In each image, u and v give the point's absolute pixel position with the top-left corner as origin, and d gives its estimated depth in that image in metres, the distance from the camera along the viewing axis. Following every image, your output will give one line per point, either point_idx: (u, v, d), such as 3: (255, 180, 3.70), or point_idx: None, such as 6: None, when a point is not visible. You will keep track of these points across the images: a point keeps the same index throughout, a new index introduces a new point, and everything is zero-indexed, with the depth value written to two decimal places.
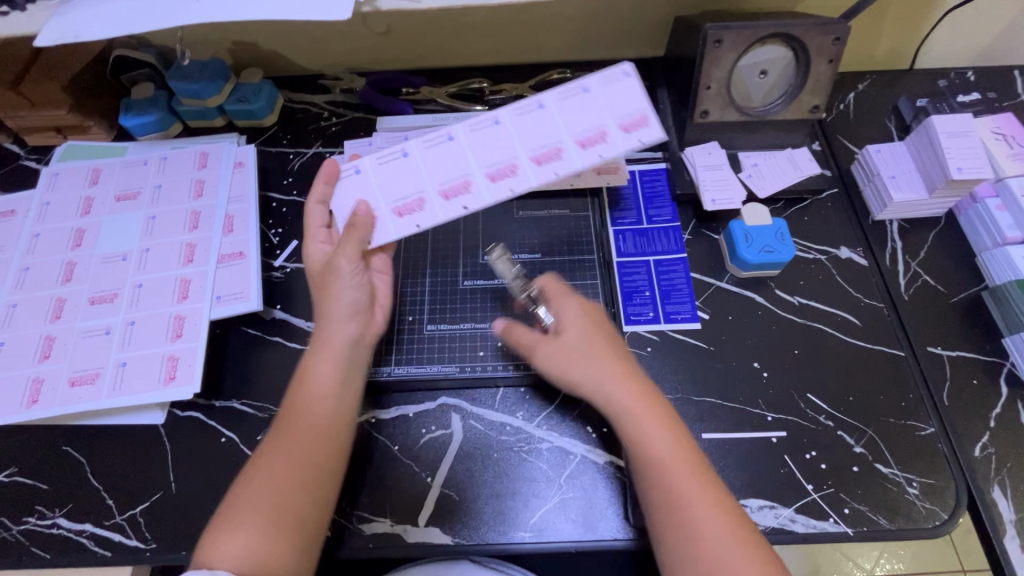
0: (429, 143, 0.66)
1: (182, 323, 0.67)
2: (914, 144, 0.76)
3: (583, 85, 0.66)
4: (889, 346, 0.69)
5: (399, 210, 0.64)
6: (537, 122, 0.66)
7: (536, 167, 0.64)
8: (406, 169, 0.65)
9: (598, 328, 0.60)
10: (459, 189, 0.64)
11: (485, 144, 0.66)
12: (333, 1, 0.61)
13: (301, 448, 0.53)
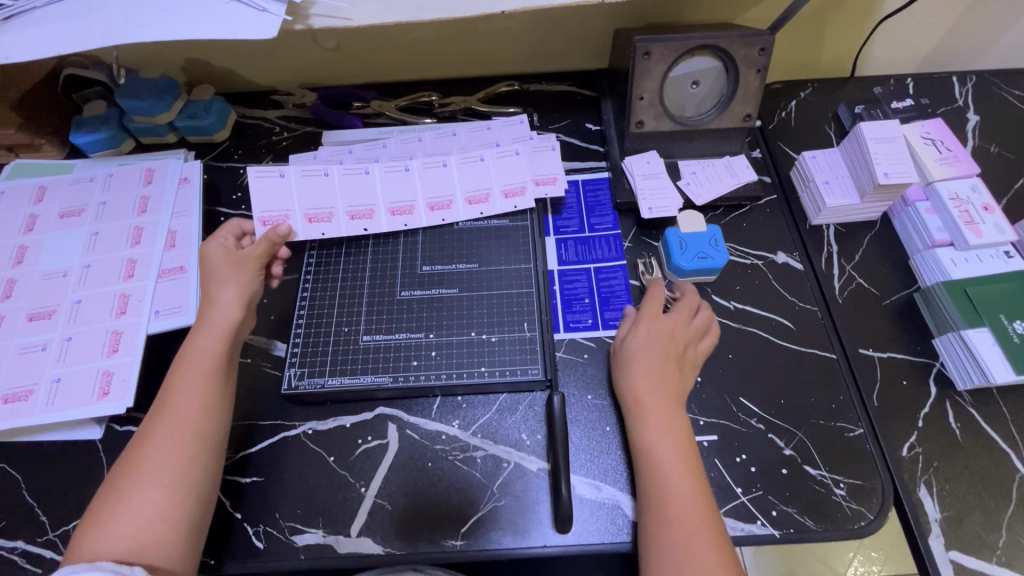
0: (349, 171, 0.74)
1: (119, 338, 0.67)
2: (846, 150, 0.78)
3: (481, 155, 0.77)
4: (823, 349, 0.70)
5: (310, 217, 0.72)
6: (437, 178, 0.75)
7: (428, 213, 0.75)
8: (327, 187, 0.73)
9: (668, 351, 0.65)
10: (364, 214, 0.74)
11: (395, 184, 0.75)
12: (260, 21, 0.62)
13: (195, 419, 0.58)
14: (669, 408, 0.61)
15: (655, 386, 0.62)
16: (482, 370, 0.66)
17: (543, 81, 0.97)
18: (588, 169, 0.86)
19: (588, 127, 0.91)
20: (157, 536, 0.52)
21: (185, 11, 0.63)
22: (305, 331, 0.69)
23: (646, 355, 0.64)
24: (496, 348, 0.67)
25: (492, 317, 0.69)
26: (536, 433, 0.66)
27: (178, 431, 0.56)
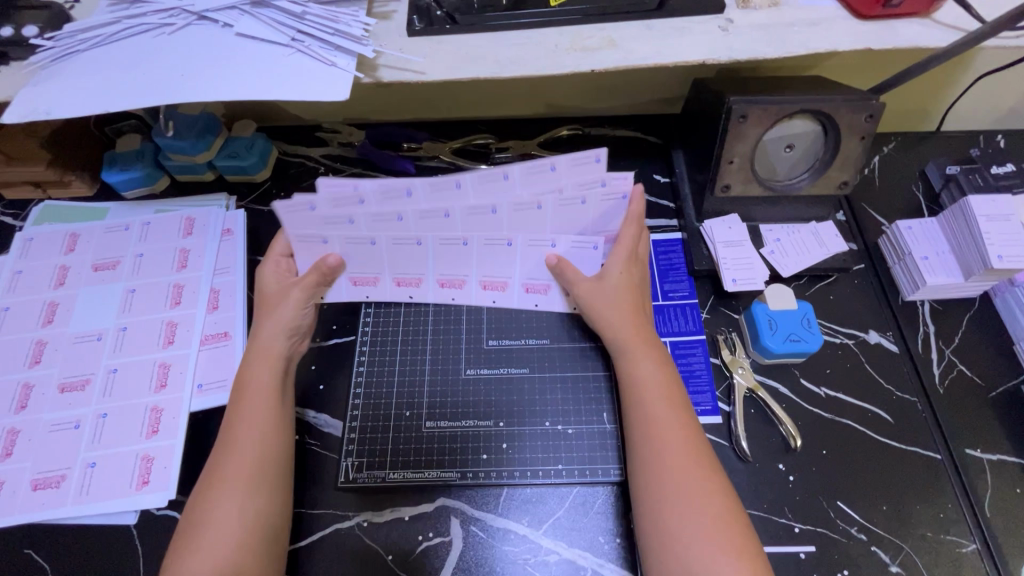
0: (396, 240, 0.65)
1: (159, 416, 0.61)
2: (948, 223, 0.71)
3: (554, 239, 0.66)
4: (926, 448, 0.64)
5: (354, 281, 0.68)
6: (496, 257, 0.67)
7: (479, 291, 0.69)
8: (372, 256, 0.66)
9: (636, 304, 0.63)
10: (411, 282, 0.69)
11: (449, 259, 0.67)
12: (330, 79, 0.56)
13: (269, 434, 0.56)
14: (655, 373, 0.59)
15: (627, 329, 0.61)
16: (559, 468, 0.61)
17: (606, 125, 0.90)
18: (659, 227, 0.80)
19: (656, 179, 0.84)
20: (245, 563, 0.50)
21: (246, 63, 0.57)
22: (360, 420, 0.64)
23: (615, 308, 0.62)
24: (573, 442, 0.62)
25: (566, 404, 0.64)
26: (615, 536, 0.59)
27: (243, 448, 0.55)
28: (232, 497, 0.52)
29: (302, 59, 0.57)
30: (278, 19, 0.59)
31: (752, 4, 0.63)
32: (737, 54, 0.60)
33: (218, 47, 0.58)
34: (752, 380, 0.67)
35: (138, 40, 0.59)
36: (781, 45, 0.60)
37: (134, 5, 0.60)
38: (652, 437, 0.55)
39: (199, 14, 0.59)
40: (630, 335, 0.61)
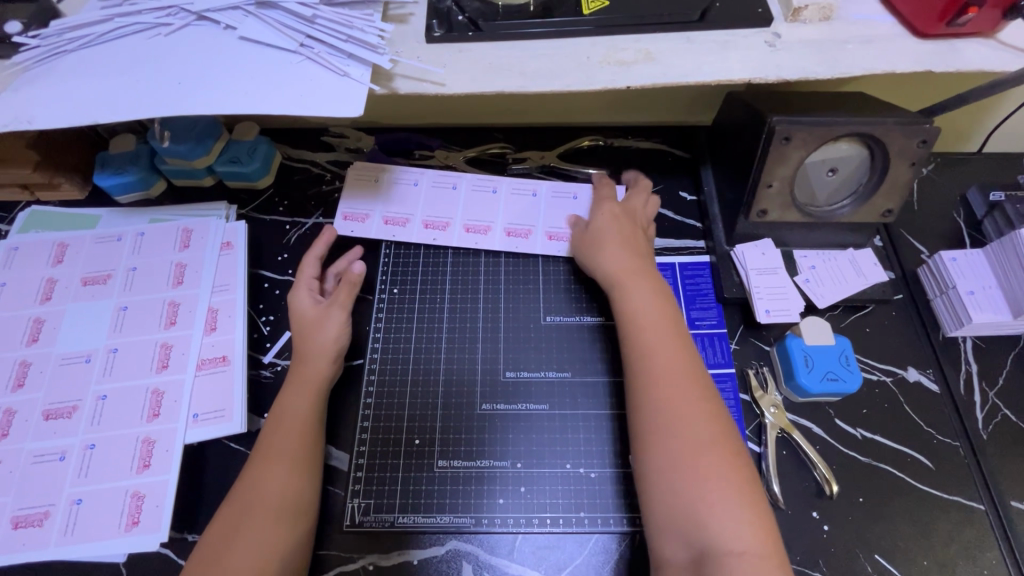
0: (438, 181, 0.73)
1: (151, 449, 0.57)
2: (996, 256, 0.67)
3: (576, 193, 0.72)
4: (967, 497, 0.61)
5: (386, 220, 0.71)
6: (522, 204, 0.72)
7: (503, 238, 0.70)
8: (410, 195, 0.72)
9: (630, 234, 0.66)
10: (439, 225, 0.71)
11: (479, 206, 0.72)
12: (341, 92, 0.51)
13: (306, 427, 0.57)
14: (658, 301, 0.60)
15: (628, 262, 0.63)
16: (581, 516, 0.57)
17: (629, 136, 0.85)
18: (686, 249, 0.75)
19: (682, 196, 0.80)
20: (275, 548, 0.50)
21: (249, 71, 0.52)
22: (369, 454, 0.60)
23: (615, 240, 0.65)
24: (595, 488, 0.58)
25: (587, 443, 0.60)
26: None
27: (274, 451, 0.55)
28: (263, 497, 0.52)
29: (311, 67, 0.52)
30: (285, 22, 0.53)
31: (801, 17, 0.58)
32: (785, 72, 0.55)
33: (218, 51, 0.53)
34: (784, 421, 0.63)
35: (131, 43, 0.54)
36: (833, 64, 0.55)
37: (127, 3, 0.55)
38: (656, 376, 0.54)
39: (198, 14, 0.54)
40: (625, 277, 0.62)
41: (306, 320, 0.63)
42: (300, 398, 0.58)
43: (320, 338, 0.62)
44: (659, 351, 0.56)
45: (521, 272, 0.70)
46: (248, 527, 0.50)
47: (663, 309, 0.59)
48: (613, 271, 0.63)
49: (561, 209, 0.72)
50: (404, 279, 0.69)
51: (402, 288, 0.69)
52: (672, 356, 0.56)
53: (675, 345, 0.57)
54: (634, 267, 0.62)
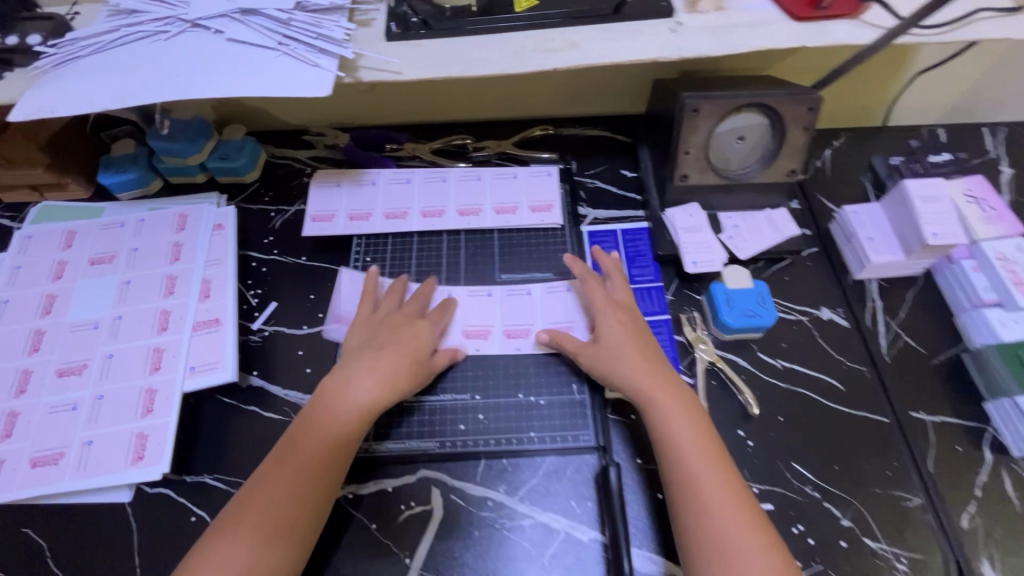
0: (393, 180, 0.82)
1: (153, 397, 0.65)
2: (890, 206, 0.77)
3: (514, 172, 0.83)
4: (873, 411, 0.69)
5: (351, 217, 0.80)
6: (469, 189, 0.81)
7: (457, 218, 0.79)
8: (369, 194, 0.81)
9: (641, 339, 0.67)
10: (398, 215, 0.80)
11: (431, 194, 0.81)
12: (314, 78, 0.61)
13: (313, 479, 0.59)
14: (682, 406, 0.62)
15: (651, 372, 0.63)
16: (532, 436, 0.66)
17: (576, 126, 0.96)
18: (626, 218, 0.85)
19: (624, 173, 0.90)
20: None
21: (235, 67, 0.62)
22: None
23: (630, 345, 0.66)
24: (544, 413, 0.67)
25: (538, 377, 0.69)
26: (586, 500, 0.63)
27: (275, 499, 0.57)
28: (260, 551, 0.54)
29: (287, 61, 0.63)
30: (266, 25, 0.64)
31: (699, 8, 0.69)
32: (686, 53, 0.66)
33: (209, 52, 0.63)
34: (713, 354, 0.72)
35: (135, 47, 0.64)
36: (725, 45, 0.66)
37: (132, 15, 0.66)
38: (692, 482, 0.57)
39: (192, 22, 0.64)
40: (649, 387, 0.63)
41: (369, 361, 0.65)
42: (313, 442, 0.61)
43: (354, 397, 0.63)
44: (694, 458, 0.58)
45: (479, 243, 0.79)
46: (281, 495, 0.57)
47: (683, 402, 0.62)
48: (636, 382, 0.63)
49: (504, 189, 0.82)
50: (375, 249, 0.79)
51: (373, 258, 0.78)
52: (698, 448, 0.59)
53: (710, 453, 0.59)
54: (659, 379, 0.63)
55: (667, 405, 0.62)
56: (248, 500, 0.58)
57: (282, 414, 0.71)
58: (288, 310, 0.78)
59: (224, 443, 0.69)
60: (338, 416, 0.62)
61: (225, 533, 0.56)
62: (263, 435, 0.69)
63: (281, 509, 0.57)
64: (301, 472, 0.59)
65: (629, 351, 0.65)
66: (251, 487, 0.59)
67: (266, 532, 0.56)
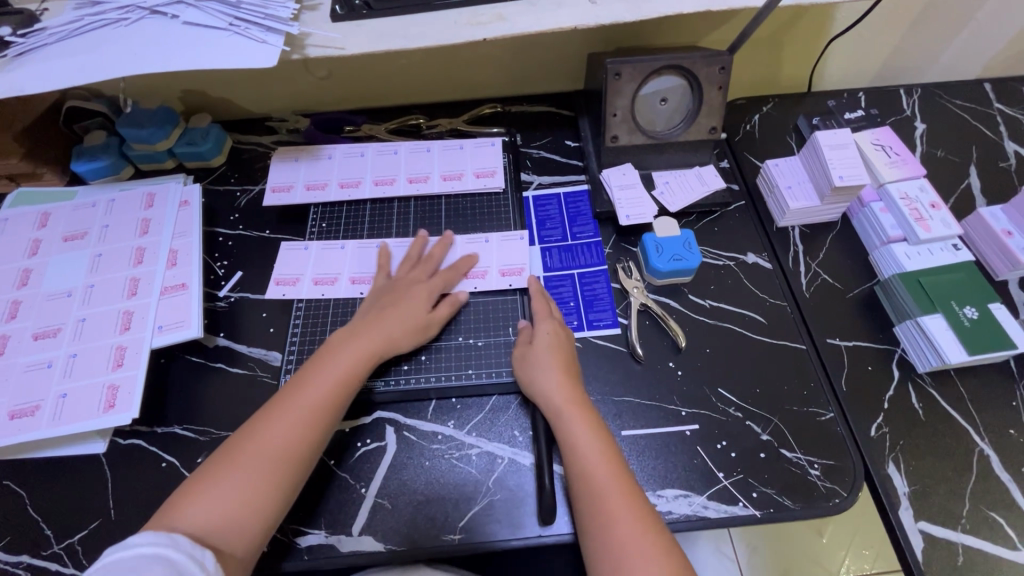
0: (347, 155, 0.88)
1: (124, 353, 0.70)
2: (806, 157, 0.84)
3: (461, 143, 0.89)
4: (793, 340, 0.75)
5: (308, 187, 0.85)
6: (418, 159, 0.88)
7: (408, 185, 0.85)
8: (325, 167, 0.87)
9: (566, 361, 0.67)
10: (352, 184, 0.85)
11: (383, 164, 0.87)
12: (261, 53, 0.68)
13: (305, 421, 0.61)
14: (599, 439, 0.60)
15: (570, 395, 0.63)
16: (473, 374, 0.71)
17: (523, 104, 1.03)
18: (569, 182, 0.91)
19: (566, 144, 0.97)
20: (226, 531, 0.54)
21: (190, 47, 0.68)
22: (298, 351, 0.75)
23: (556, 368, 0.66)
24: (484, 353, 0.73)
25: (480, 324, 0.75)
26: (527, 430, 0.69)
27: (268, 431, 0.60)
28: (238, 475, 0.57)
29: (237, 39, 0.69)
30: (218, 9, 0.70)
31: None
32: (603, 20, 0.73)
33: (166, 34, 0.69)
34: (646, 297, 0.78)
35: (98, 33, 0.70)
36: (638, 11, 0.73)
37: (95, 5, 0.71)
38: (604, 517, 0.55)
39: (151, 9, 0.70)
40: (566, 413, 0.62)
41: (399, 308, 0.71)
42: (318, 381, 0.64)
43: (370, 341, 0.67)
44: (610, 492, 0.56)
45: (428, 208, 0.85)
46: (279, 433, 0.59)
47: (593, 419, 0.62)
48: (554, 396, 0.64)
49: (450, 158, 0.88)
50: (332, 217, 0.85)
51: (328, 223, 0.85)
52: (602, 460, 0.58)
53: (625, 484, 0.57)
54: (574, 401, 0.63)
55: (576, 415, 0.62)
56: (227, 455, 0.58)
57: (247, 370, 0.76)
58: (253, 277, 0.83)
59: (193, 397, 0.74)
60: (330, 374, 0.64)
61: (200, 487, 0.56)
62: (229, 389, 0.74)
63: (266, 463, 0.58)
64: (285, 428, 0.60)
65: (553, 362, 0.66)
66: (232, 443, 0.59)
67: (244, 486, 0.56)
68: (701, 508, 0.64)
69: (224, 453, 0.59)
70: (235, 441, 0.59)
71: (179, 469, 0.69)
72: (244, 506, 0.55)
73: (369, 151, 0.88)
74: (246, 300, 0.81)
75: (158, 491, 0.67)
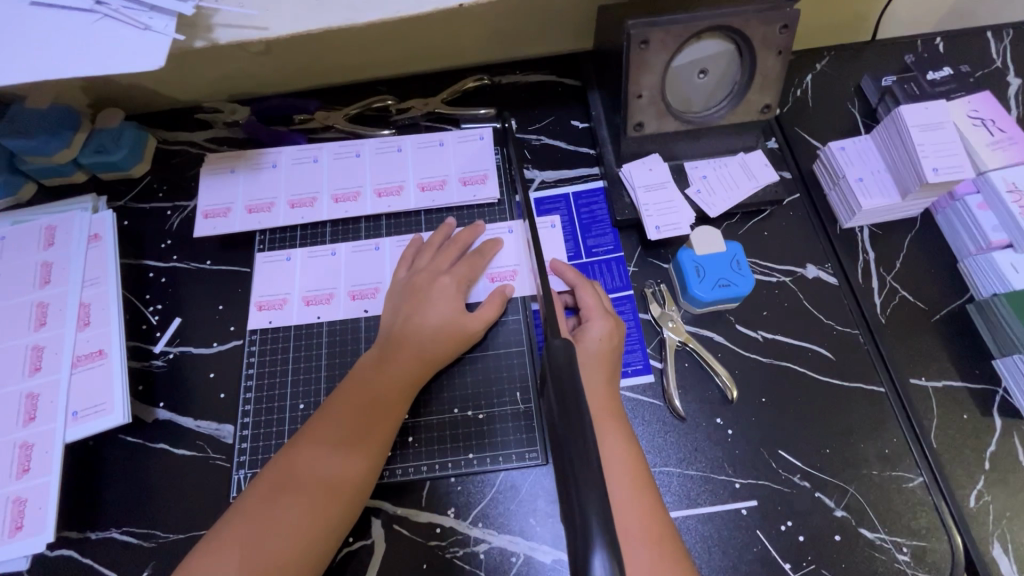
0: (296, 161, 0.71)
1: (30, 453, 0.55)
2: (881, 139, 0.66)
3: (441, 139, 0.71)
4: (869, 382, 0.60)
5: (249, 208, 0.69)
6: (387, 164, 0.70)
7: (375, 199, 0.69)
8: (272, 179, 0.70)
9: (611, 358, 0.56)
10: (306, 203, 0.69)
11: (342, 173, 0.70)
12: (149, 47, 0.48)
13: (336, 468, 0.52)
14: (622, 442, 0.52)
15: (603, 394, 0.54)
16: (470, 458, 0.58)
17: (515, 72, 0.81)
18: (580, 178, 0.73)
19: (574, 125, 0.77)
20: None
21: (44, 41, 0.48)
22: (254, 424, 0.61)
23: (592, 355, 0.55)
24: (485, 426, 0.59)
25: (479, 390, 0.60)
26: (547, 518, 0.56)
27: (291, 486, 0.51)
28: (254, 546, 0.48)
29: (111, 26, 0.49)
30: None
31: None
32: None
33: (8, 23, 0.49)
34: (683, 333, 0.62)
35: None
36: None
37: None
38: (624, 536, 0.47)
39: None
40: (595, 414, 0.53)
41: (435, 317, 0.59)
42: (347, 418, 0.54)
43: (404, 362, 0.57)
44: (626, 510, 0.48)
45: (404, 227, 0.69)
46: (305, 485, 0.51)
47: (659, 522, 0.49)
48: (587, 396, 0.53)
49: (428, 160, 0.71)
50: (282, 248, 0.68)
51: (280, 254, 0.67)
52: (626, 472, 0.50)
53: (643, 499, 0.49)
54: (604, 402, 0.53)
55: (629, 525, 0.48)
56: (251, 508, 0.50)
57: (195, 451, 0.61)
58: (193, 325, 0.67)
59: (132, 490, 0.60)
60: (363, 403, 0.55)
61: (219, 548, 0.48)
62: (175, 476, 0.60)
63: (290, 520, 0.49)
64: (315, 476, 0.51)
65: (595, 359, 0.55)
66: (257, 492, 0.51)
67: (274, 546, 0.48)
68: None
69: (240, 512, 0.50)
70: (256, 495, 0.51)
71: None
72: (274, 569, 0.47)
73: (325, 157, 0.71)
74: (188, 356, 0.65)
75: None
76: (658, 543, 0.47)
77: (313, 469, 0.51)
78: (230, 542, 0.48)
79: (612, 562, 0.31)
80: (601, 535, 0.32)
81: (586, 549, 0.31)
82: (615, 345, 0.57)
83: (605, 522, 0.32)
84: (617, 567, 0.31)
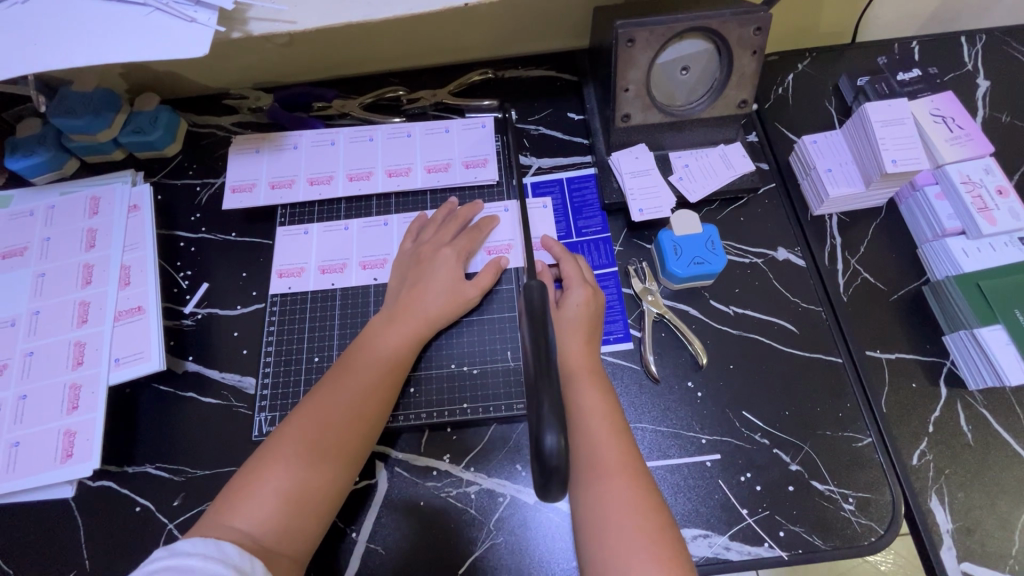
0: (315, 143, 0.78)
1: (79, 392, 0.63)
2: (849, 133, 0.72)
3: (447, 126, 0.78)
4: (828, 353, 0.66)
5: (272, 185, 0.76)
6: (397, 148, 0.77)
7: (385, 179, 0.75)
8: (292, 159, 0.77)
9: (591, 321, 0.63)
10: (324, 180, 0.76)
11: (357, 154, 0.77)
12: (192, 36, 0.55)
13: (347, 407, 0.58)
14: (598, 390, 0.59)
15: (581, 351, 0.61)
16: (465, 408, 0.65)
17: (519, 66, 0.87)
18: (573, 165, 0.79)
19: (571, 116, 0.83)
20: (270, 521, 0.52)
21: (104, 30, 0.55)
22: (273, 377, 0.68)
23: (574, 319, 0.62)
24: (478, 381, 0.66)
25: (475, 350, 0.67)
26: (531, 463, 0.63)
27: (309, 422, 0.57)
28: (278, 468, 0.55)
29: (160, 18, 0.56)
30: None
31: None
32: None
33: (73, 15, 0.56)
34: (661, 306, 0.69)
35: None
36: None
37: None
38: (600, 465, 0.54)
39: None
40: (576, 368, 0.60)
41: (439, 283, 0.66)
42: (356, 367, 0.61)
43: (408, 321, 0.64)
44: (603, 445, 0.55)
45: (411, 205, 0.75)
46: (321, 420, 0.57)
47: (630, 457, 0.55)
48: (567, 353, 0.60)
49: (434, 145, 0.77)
50: (301, 221, 0.75)
51: (299, 227, 0.75)
52: (603, 417, 0.57)
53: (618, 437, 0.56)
54: (583, 360, 0.60)
55: (604, 457, 0.54)
56: (274, 439, 0.56)
57: (220, 399, 0.68)
58: (220, 290, 0.74)
59: (164, 431, 0.67)
60: (373, 356, 0.62)
61: (246, 473, 0.55)
62: (202, 421, 0.67)
63: (308, 449, 0.56)
64: (332, 423, 0.57)
65: (578, 321, 0.62)
66: (279, 429, 0.58)
67: (294, 470, 0.55)
68: (723, 550, 0.58)
69: (264, 443, 0.57)
70: (279, 430, 0.57)
71: (153, 513, 0.63)
72: (296, 489, 0.54)
73: (341, 140, 0.78)
74: (214, 317, 0.73)
75: (132, 539, 0.62)
76: (631, 473, 0.53)
77: (328, 413, 0.58)
78: (255, 465, 0.55)
79: (561, 436, 0.37)
80: (551, 415, 0.38)
81: (538, 425, 0.38)
82: (596, 310, 0.64)
83: (556, 409, 0.38)
84: (563, 439, 0.37)
